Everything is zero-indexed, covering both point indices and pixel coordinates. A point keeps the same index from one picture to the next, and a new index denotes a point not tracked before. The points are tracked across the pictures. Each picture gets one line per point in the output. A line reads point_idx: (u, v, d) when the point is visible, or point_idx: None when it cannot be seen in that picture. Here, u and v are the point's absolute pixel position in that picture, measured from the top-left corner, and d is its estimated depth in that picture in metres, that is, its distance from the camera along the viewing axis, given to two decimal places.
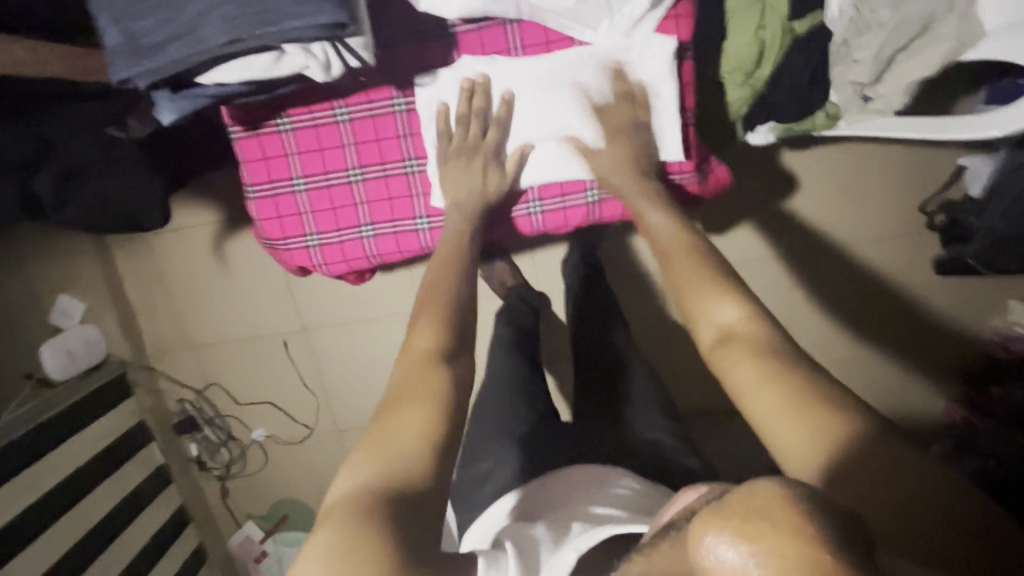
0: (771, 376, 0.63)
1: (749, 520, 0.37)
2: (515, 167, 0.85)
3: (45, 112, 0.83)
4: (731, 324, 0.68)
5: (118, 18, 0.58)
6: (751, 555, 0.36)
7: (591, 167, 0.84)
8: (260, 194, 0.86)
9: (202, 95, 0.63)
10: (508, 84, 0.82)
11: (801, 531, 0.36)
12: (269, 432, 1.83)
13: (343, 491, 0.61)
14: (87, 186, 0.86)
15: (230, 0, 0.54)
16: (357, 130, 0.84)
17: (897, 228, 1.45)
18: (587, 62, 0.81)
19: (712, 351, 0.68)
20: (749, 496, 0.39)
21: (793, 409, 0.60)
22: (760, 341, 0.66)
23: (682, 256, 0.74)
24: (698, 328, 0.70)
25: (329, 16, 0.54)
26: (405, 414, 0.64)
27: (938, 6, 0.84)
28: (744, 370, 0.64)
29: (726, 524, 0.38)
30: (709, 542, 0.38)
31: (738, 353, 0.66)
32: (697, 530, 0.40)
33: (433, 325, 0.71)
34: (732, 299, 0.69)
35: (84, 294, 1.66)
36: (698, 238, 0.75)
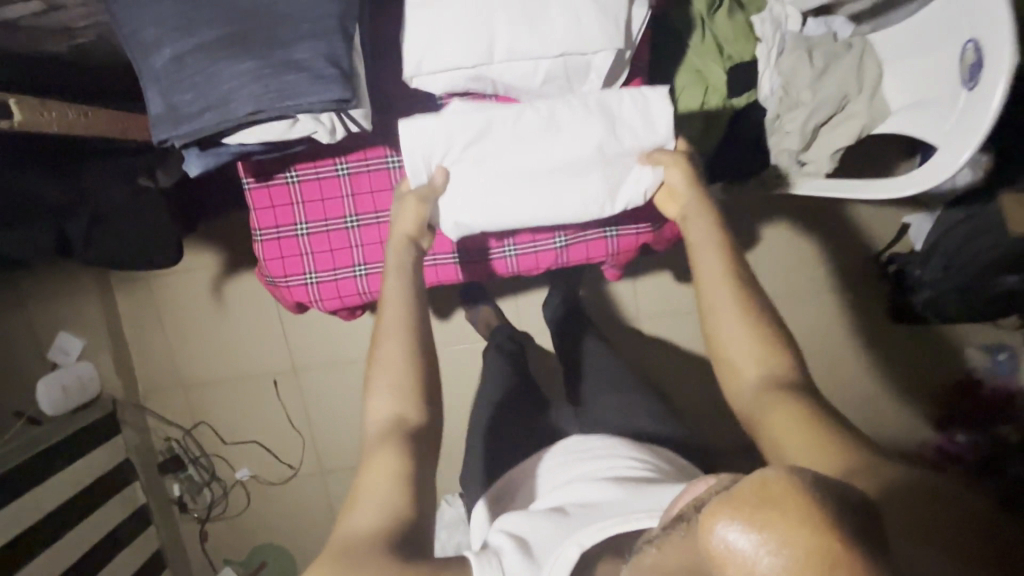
0: (796, 416, 0.71)
1: (760, 512, 0.39)
2: (510, 218, 0.93)
3: (82, 165, 0.91)
4: (774, 377, 0.76)
5: (160, 92, 0.68)
6: (763, 543, 0.38)
7: (582, 213, 0.94)
8: (266, 237, 0.97)
9: (226, 153, 0.75)
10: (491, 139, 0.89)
11: (811, 517, 0.38)
12: (253, 473, 1.84)
13: (352, 531, 0.67)
14: (110, 229, 0.94)
15: (255, 80, 0.66)
16: (355, 183, 0.96)
17: (852, 278, 1.58)
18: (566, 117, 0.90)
19: (756, 403, 0.75)
20: (762, 484, 0.40)
21: (811, 433, 0.68)
22: (795, 387, 0.74)
23: (725, 289, 0.81)
24: (739, 371, 0.78)
25: (336, 94, 0.67)
26: (370, 477, 0.71)
27: (850, 90, 1.01)
28: (784, 421, 0.71)
29: (737, 514, 0.39)
30: (721, 532, 0.40)
31: (781, 404, 0.72)
32: (707, 518, 0.41)
33: (402, 396, 0.76)
34: (767, 347, 0.77)
35: (82, 332, 1.73)
36: (738, 271, 0.82)
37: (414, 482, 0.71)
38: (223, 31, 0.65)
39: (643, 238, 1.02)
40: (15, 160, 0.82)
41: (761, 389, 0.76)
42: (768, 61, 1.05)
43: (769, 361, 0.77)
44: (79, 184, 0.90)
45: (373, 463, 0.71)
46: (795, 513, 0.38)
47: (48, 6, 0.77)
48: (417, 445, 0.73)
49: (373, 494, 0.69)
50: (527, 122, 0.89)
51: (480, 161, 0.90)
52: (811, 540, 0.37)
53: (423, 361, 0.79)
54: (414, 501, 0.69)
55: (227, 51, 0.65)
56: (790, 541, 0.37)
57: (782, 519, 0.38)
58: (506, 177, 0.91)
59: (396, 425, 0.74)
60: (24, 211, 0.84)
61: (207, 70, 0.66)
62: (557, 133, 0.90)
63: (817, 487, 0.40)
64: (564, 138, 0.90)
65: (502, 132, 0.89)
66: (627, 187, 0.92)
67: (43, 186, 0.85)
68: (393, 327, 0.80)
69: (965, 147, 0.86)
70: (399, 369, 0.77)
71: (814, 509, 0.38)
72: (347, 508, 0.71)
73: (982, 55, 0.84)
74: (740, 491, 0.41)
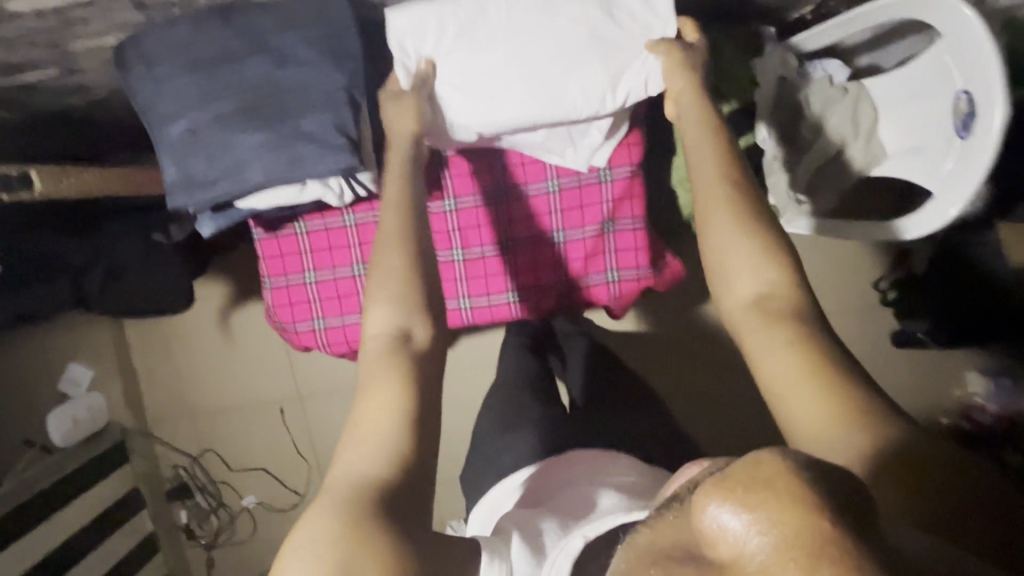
0: (800, 350, 0.62)
1: (753, 490, 0.34)
2: (504, 112, 0.82)
3: (102, 227, 0.93)
4: (771, 290, 0.66)
5: (176, 160, 0.70)
6: (754, 523, 0.33)
7: (584, 106, 0.82)
8: (275, 285, 0.99)
9: (237, 215, 0.77)
10: (483, 24, 0.80)
11: (804, 498, 0.33)
12: (259, 499, 1.85)
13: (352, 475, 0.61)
14: (124, 285, 0.94)
15: (268, 150, 0.68)
16: (361, 233, 0.97)
17: (852, 304, 1.58)
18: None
19: (749, 319, 0.66)
20: (754, 465, 0.36)
21: (809, 378, 0.60)
22: (797, 314, 0.65)
23: (721, 206, 0.70)
24: (731, 290, 0.68)
25: (345, 162, 0.69)
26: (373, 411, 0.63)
27: (846, 134, 1.03)
28: (785, 360, 0.62)
29: (728, 494, 0.35)
30: (712, 512, 0.35)
31: (777, 327, 0.64)
32: (698, 498, 0.37)
33: (398, 308, 0.67)
34: (773, 265, 0.67)
35: (92, 363, 1.76)
36: (738, 190, 0.71)
37: (418, 425, 0.64)
38: (238, 103, 0.68)
39: (644, 282, 1.01)
40: (23, 223, 0.85)
41: (753, 307, 0.66)
42: (766, 103, 1.07)
43: (767, 279, 0.67)
44: (90, 244, 0.91)
45: (371, 399, 0.64)
46: (788, 495, 0.33)
47: (63, 71, 0.81)
48: (422, 375, 0.66)
49: (369, 435, 0.62)
50: (520, 4, 0.80)
51: (470, 55, 0.81)
52: (800, 515, 0.33)
53: (425, 278, 0.70)
54: (415, 455, 0.62)
55: (241, 124, 0.68)
56: (782, 520, 0.33)
57: (775, 495, 0.34)
58: (501, 66, 0.81)
59: (400, 341, 0.66)
60: (40, 270, 0.87)
61: (222, 140, 0.68)
62: (556, 18, 0.80)
63: (811, 465, 0.36)
64: (558, 27, 0.81)
65: (493, 20, 0.80)
66: (633, 77, 0.81)
67: (62, 248, 0.88)
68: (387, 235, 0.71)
69: (958, 199, 0.87)
70: (400, 285, 0.68)
71: (809, 488, 0.34)
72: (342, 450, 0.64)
73: (975, 106, 0.84)
74: (734, 471, 0.36)
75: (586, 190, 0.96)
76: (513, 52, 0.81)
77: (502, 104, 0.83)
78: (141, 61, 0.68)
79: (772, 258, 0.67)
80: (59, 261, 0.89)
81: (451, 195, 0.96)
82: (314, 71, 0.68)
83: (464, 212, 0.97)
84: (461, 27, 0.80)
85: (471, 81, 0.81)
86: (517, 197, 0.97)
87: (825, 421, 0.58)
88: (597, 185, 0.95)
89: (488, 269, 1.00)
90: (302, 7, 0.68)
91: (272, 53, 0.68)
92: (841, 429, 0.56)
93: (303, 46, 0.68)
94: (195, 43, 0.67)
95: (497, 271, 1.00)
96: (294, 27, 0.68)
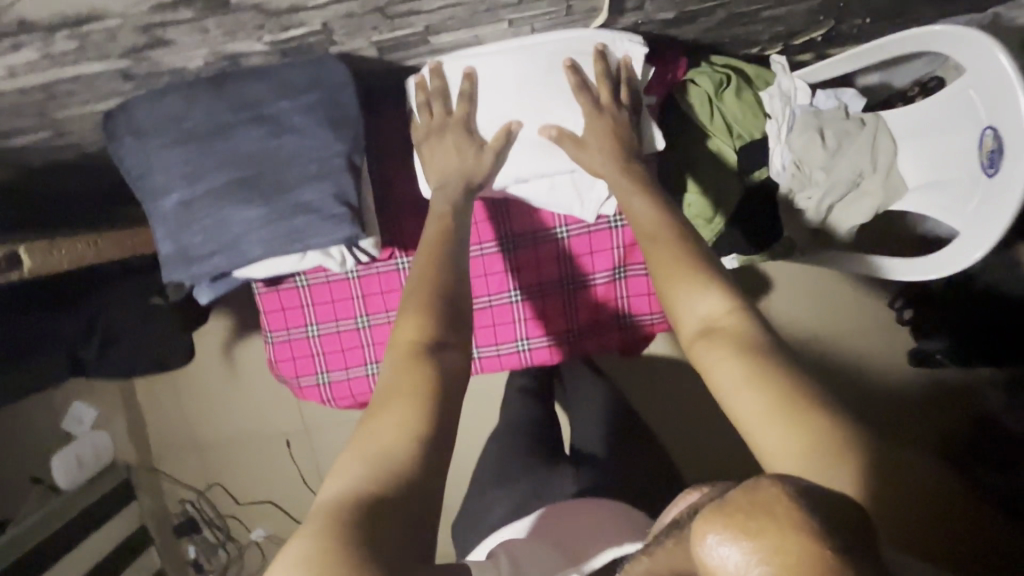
0: (761, 374, 0.58)
1: (753, 518, 0.33)
2: (499, 149, 0.78)
3: (97, 296, 0.86)
4: (714, 317, 0.64)
5: (170, 234, 0.67)
6: (753, 555, 0.32)
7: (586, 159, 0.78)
8: (277, 340, 0.96)
9: (234, 281, 0.74)
10: (486, 79, 0.78)
11: (800, 524, 0.32)
12: (268, 532, 1.83)
13: (342, 489, 0.54)
14: (125, 350, 0.87)
15: (265, 225, 0.65)
16: (364, 284, 0.93)
17: (876, 322, 1.50)
18: (565, 56, 0.78)
19: (696, 346, 0.63)
20: (753, 489, 0.35)
21: (782, 407, 0.56)
22: (741, 334, 0.62)
23: (664, 238, 0.69)
24: (681, 323, 0.66)
25: (346, 233, 0.66)
26: (391, 415, 0.58)
27: (864, 168, 0.99)
28: (748, 396, 0.57)
29: (728, 523, 0.34)
30: (710, 541, 0.34)
31: (724, 349, 0.61)
32: (697, 526, 0.35)
33: (417, 318, 0.63)
34: (714, 289, 0.65)
35: (96, 401, 1.75)
36: (676, 225, 0.70)
37: (432, 454, 0.57)
38: (232, 177, 0.65)
39: (658, 327, 0.98)
40: (15, 303, 0.78)
41: (701, 337, 0.63)
42: (777, 138, 1.02)
43: (712, 302, 0.64)
44: (86, 313, 0.84)
45: (391, 406, 0.58)
46: (786, 521, 0.32)
47: (53, 134, 0.77)
48: (450, 382, 0.61)
49: (375, 443, 0.57)
50: (532, 48, 0.78)
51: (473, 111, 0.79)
52: (797, 542, 0.31)
53: (452, 305, 0.66)
54: (427, 470, 0.56)
55: (236, 196, 0.65)
56: (780, 548, 0.31)
57: (774, 522, 0.32)
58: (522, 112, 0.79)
59: (430, 350, 0.62)
60: (34, 345, 0.78)
61: (217, 213, 0.66)
62: (555, 75, 0.78)
63: (803, 491, 0.34)
64: (558, 84, 0.78)
65: (495, 75, 0.78)
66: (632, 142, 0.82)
67: (56, 322, 0.81)
68: (431, 248, 0.69)
69: (985, 241, 0.84)
70: (428, 300, 0.65)
71: (809, 517, 0.32)
72: (342, 455, 0.58)
73: (1003, 144, 0.81)
74: (732, 497, 0.35)
75: (596, 237, 0.92)
76: (531, 96, 0.78)
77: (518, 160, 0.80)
78: (130, 132, 0.66)
79: (711, 281, 0.65)
80: (54, 334, 0.80)
81: (477, 240, 0.93)
82: (312, 140, 0.65)
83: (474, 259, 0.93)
84: (462, 84, 0.78)
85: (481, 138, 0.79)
86: (525, 245, 0.93)
87: (799, 452, 0.53)
88: (607, 232, 0.92)
89: (496, 319, 0.96)
90: (298, 72, 0.65)
91: (267, 122, 0.65)
92: (821, 455, 0.52)
93: (299, 113, 0.65)
94: (185, 113, 0.64)
95: (505, 320, 0.96)
96: (290, 93, 0.65)
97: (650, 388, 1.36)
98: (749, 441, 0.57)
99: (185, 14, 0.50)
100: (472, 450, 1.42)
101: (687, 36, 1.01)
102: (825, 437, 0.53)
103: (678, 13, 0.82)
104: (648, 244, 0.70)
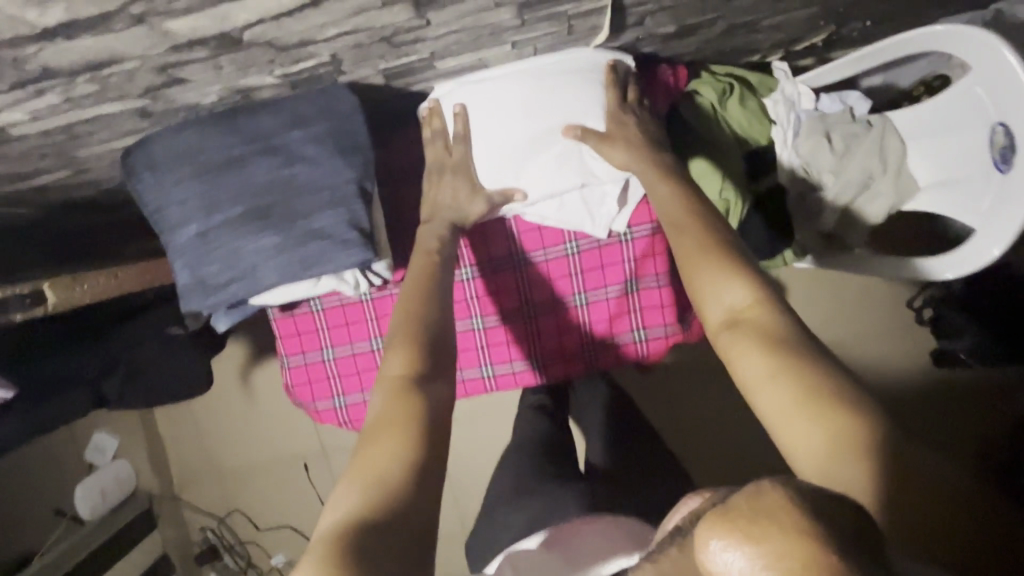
0: (787, 370, 0.56)
1: (757, 520, 0.29)
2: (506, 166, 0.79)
3: (117, 329, 0.88)
4: (738, 307, 0.63)
5: (187, 264, 0.68)
6: (757, 562, 0.28)
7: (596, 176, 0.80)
8: (293, 364, 0.97)
9: (251, 308, 0.75)
10: (489, 101, 0.79)
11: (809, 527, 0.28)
12: (288, 558, 1.81)
13: (338, 519, 0.54)
14: (145, 383, 0.88)
15: (280, 252, 0.67)
16: (378, 307, 0.94)
17: (895, 324, 1.47)
18: (566, 75, 0.79)
19: (722, 337, 0.63)
20: (755, 492, 0.30)
21: (807, 403, 0.54)
22: (770, 328, 0.60)
23: (687, 232, 0.69)
24: (707, 314, 0.65)
25: (360, 257, 0.67)
26: (382, 443, 0.58)
27: (874, 170, 0.98)
28: (773, 389, 0.56)
29: (728, 527, 0.29)
30: (712, 545, 0.30)
31: (749, 343, 0.60)
32: (698, 531, 0.31)
33: (404, 350, 0.64)
34: (741, 280, 0.64)
35: (117, 431, 1.77)
36: (699, 218, 0.70)
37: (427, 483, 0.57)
38: (247, 207, 0.66)
39: (673, 339, 0.97)
40: (39, 344, 0.79)
41: (726, 327, 0.63)
42: (784, 143, 1.02)
43: (737, 292, 0.64)
44: (107, 349, 0.85)
45: (382, 439, 0.58)
46: (792, 521, 0.28)
47: (75, 173, 0.80)
48: (437, 411, 0.61)
49: (370, 470, 0.56)
50: (535, 69, 0.79)
51: (480, 133, 0.80)
52: (807, 547, 0.27)
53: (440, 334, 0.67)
54: (422, 498, 0.55)
55: (252, 225, 0.66)
56: (787, 551, 0.27)
57: (778, 525, 0.28)
58: (529, 129, 0.80)
59: (418, 381, 0.62)
60: (55, 387, 0.79)
61: (233, 243, 0.67)
62: (557, 93, 0.79)
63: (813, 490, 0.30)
64: (560, 102, 0.79)
65: (498, 98, 0.79)
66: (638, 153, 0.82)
67: (78, 360, 0.82)
68: (414, 280, 0.72)
69: (1000, 238, 0.83)
70: (418, 329, 0.66)
71: (817, 516, 0.28)
72: (338, 487, 0.57)
73: (1014, 140, 0.80)
74: (733, 499, 0.31)
75: (607, 251, 0.92)
76: (538, 114, 0.79)
77: (526, 179, 0.82)
78: (148, 168, 0.67)
79: (737, 274, 0.64)
80: (75, 373, 0.81)
81: (468, 264, 0.93)
82: (324, 167, 0.67)
83: (457, 284, 0.94)
84: (466, 107, 0.79)
85: (489, 159, 0.81)
86: (536, 261, 0.93)
87: (822, 452, 0.52)
88: (618, 246, 0.92)
89: (509, 336, 0.96)
90: (308, 103, 0.67)
91: (279, 153, 0.67)
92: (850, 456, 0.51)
93: (311, 142, 0.67)
94: (201, 146, 0.66)
95: (519, 337, 0.96)
96: (300, 124, 0.66)
97: (667, 399, 1.34)
98: (772, 434, 0.56)
99: (200, 55, 0.51)
100: (490, 468, 1.41)
101: (687, 49, 1.02)
102: (852, 436, 0.52)
103: (678, 27, 0.83)
104: (672, 241, 0.70)
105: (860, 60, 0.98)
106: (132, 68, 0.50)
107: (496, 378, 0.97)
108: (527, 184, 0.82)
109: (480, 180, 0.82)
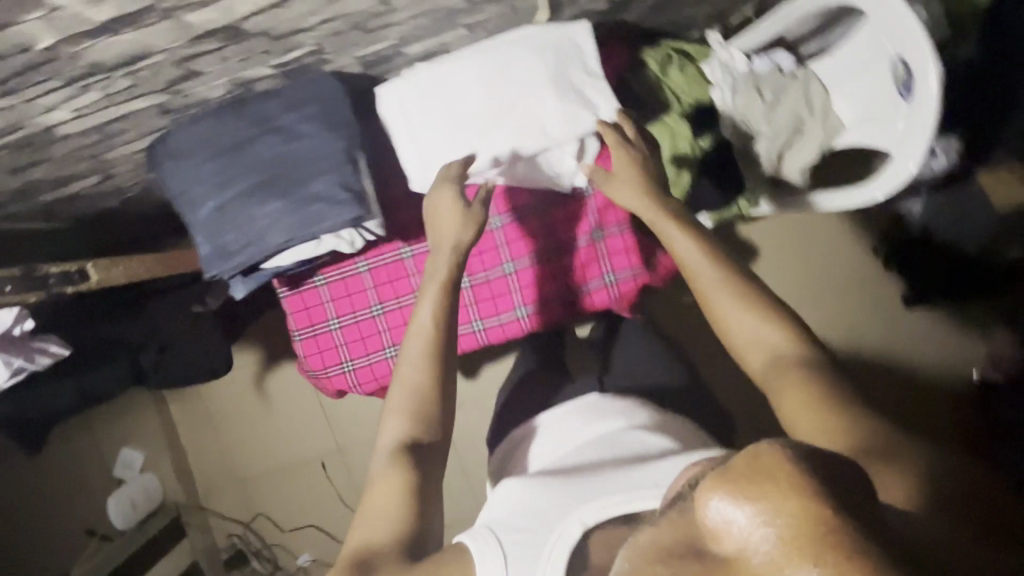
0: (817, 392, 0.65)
1: (753, 479, 0.35)
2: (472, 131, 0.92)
3: (153, 308, 1.00)
4: (774, 344, 0.71)
5: (209, 237, 0.80)
6: (756, 515, 0.34)
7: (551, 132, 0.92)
8: (304, 336, 1.08)
9: (264, 275, 0.87)
10: (452, 78, 0.91)
11: (803, 487, 0.34)
12: (314, 556, 1.88)
13: (360, 538, 0.69)
14: (173, 358, 1.01)
15: (286, 216, 0.78)
16: (375, 276, 1.06)
17: None
18: (517, 48, 0.91)
19: (764, 372, 0.70)
20: (753, 458, 0.37)
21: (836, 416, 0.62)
22: (807, 365, 0.68)
23: (710, 271, 0.77)
24: (747, 356, 0.73)
25: (351, 213, 0.78)
26: (383, 488, 0.72)
27: (803, 114, 1.11)
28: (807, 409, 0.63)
29: (728, 485, 0.36)
30: (715, 505, 0.36)
31: (788, 376, 0.67)
32: (700, 494, 0.37)
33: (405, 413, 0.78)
34: (772, 319, 0.73)
35: (141, 446, 1.85)
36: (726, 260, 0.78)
37: (419, 490, 0.73)
38: (255, 180, 0.79)
39: (641, 279, 1.09)
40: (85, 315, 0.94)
41: (769, 363, 0.70)
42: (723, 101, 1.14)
43: (768, 330, 0.72)
44: (143, 324, 1.00)
45: (388, 475, 0.73)
46: (787, 482, 0.34)
47: (102, 177, 0.92)
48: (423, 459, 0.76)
49: (376, 502, 0.72)
50: (491, 46, 0.91)
51: (445, 107, 0.91)
52: (800, 503, 0.33)
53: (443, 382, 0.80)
54: (418, 523, 0.71)
55: (260, 196, 0.79)
56: (782, 510, 0.33)
57: (778, 488, 0.34)
58: (489, 98, 0.91)
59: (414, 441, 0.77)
60: (105, 354, 0.98)
61: (245, 213, 0.79)
62: (511, 66, 0.91)
63: (810, 460, 0.36)
64: (514, 72, 0.91)
65: (459, 75, 0.91)
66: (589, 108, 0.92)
67: (124, 331, 0.98)
68: (419, 332, 0.81)
69: (916, 153, 0.94)
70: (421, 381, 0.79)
71: (804, 478, 0.34)
72: (361, 517, 0.72)
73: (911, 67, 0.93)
74: (735, 465, 0.37)
75: (570, 206, 1.06)
76: (495, 84, 0.91)
77: (490, 143, 0.93)
78: (170, 157, 0.80)
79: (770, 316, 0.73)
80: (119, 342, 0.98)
81: None
82: (317, 141, 0.79)
83: None
84: (432, 83, 0.91)
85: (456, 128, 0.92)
86: (509, 220, 1.06)
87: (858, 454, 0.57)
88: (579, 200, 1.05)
89: (494, 291, 1.09)
90: (298, 89, 0.79)
91: (279, 132, 0.79)
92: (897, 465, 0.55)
93: (304, 121, 0.79)
94: (214, 134, 0.79)
95: (503, 291, 1.08)
96: (294, 107, 0.79)
97: None
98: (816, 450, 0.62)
99: (209, 47, 0.65)
100: None
101: (629, 26, 1.16)
102: (879, 441, 0.58)
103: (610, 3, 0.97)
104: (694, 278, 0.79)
105: (779, 19, 1.12)
106: (158, 60, 0.64)
107: (485, 330, 1.09)
108: (491, 147, 0.93)
109: (449, 147, 0.93)
